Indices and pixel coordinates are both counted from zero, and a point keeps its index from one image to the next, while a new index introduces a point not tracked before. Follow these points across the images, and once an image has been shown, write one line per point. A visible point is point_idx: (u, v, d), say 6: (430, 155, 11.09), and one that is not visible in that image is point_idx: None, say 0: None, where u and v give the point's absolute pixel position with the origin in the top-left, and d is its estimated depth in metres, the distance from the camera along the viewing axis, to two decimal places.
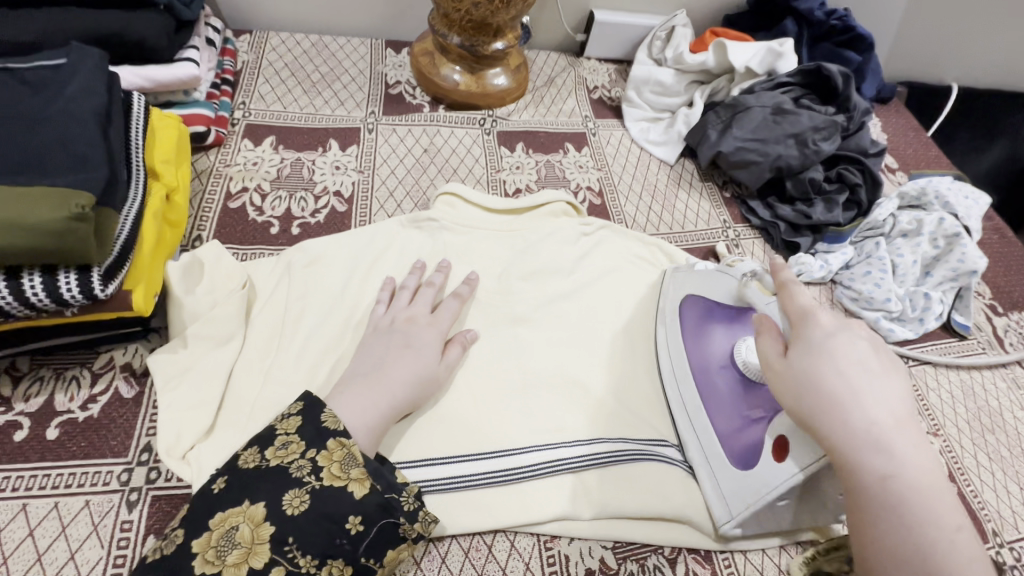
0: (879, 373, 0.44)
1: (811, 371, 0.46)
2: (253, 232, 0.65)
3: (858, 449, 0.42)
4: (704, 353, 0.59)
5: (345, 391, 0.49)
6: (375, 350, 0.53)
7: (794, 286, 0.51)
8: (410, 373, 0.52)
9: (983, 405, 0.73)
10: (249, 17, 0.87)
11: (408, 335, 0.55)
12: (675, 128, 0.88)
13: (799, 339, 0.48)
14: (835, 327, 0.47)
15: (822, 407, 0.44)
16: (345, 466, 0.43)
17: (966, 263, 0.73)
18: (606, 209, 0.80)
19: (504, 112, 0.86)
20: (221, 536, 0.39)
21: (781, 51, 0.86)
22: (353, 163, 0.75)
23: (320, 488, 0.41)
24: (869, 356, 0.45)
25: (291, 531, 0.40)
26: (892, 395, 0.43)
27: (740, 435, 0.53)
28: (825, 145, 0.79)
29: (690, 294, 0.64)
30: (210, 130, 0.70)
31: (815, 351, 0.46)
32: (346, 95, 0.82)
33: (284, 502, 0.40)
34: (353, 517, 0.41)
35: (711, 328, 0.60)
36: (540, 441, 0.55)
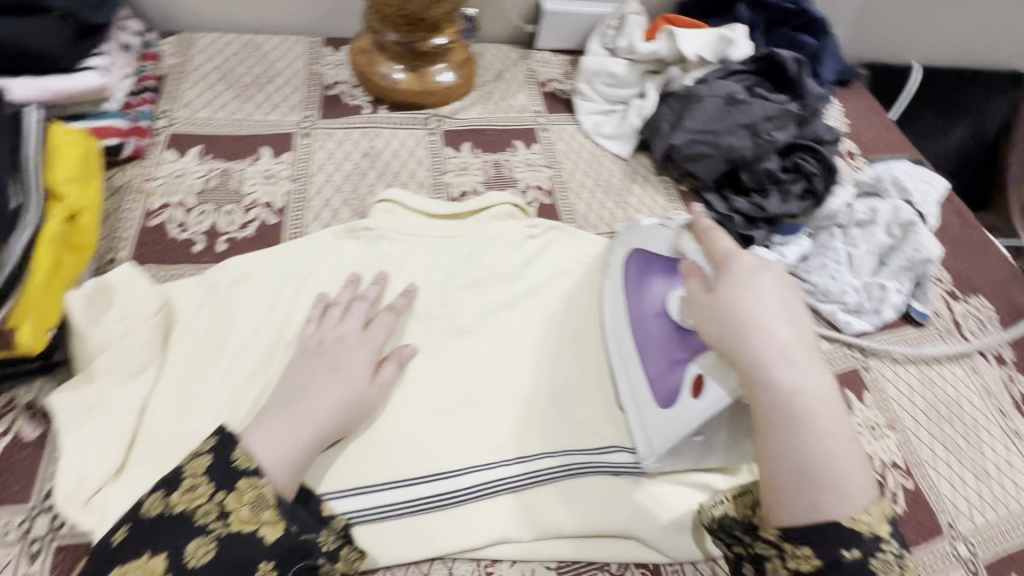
0: (793, 304, 0.43)
1: (730, 301, 0.43)
2: (174, 251, 0.61)
3: (775, 372, 0.40)
4: (640, 299, 0.59)
5: (263, 423, 0.45)
6: (299, 373, 0.50)
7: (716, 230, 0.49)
8: (336, 399, 0.49)
9: (940, 394, 0.72)
10: (175, 18, 0.82)
11: (335, 358, 0.52)
12: (628, 122, 0.85)
13: (724, 274, 0.46)
14: (756, 262, 0.45)
15: (739, 335, 0.42)
16: (256, 509, 0.40)
17: (921, 251, 0.72)
18: (557, 209, 0.77)
19: (449, 110, 0.83)
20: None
21: (732, 37, 0.83)
22: (286, 171, 0.71)
23: (228, 534, 0.39)
24: (785, 289, 0.44)
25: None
26: (799, 318, 0.43)
27: (666, 375, 0.53)
28: (778, 135, 0.77)
29: (635, 247, 0.63)
30: (125, 142, 0.65)
31: (738, 282, 0.44)
32: (280, 99, 0.78)
33: (185, 553, 0.38)
34: (264, 563, 0.39)
35: (649, 275, 0.59)
36: (480, 461, 0.53)
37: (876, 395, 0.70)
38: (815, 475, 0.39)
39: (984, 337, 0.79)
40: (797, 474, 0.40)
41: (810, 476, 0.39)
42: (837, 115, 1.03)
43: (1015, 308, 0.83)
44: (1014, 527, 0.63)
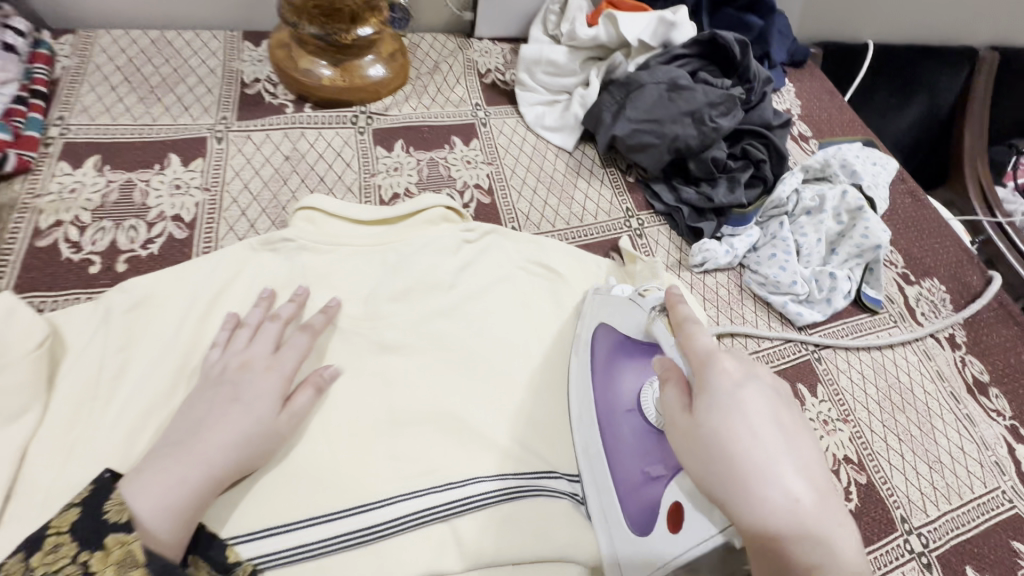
0: (793, 432, 0.36)
1: (718, 431, 0.36)
2: (66, 274, 0.55)
3: (780, 534, 0.33)
4: (609, 391, 0.53)
5: (140, 473, 0.41)
6: (201, 404, 0.46)
7: (696, 327, 0.43)
8: (234, 435, 0.44)
9: (893, 382, 0.70)
10: (72, 15, 0.75)
11: (237, 387, 0.47)
12: (571, 112, 0.81)
13: (703, 390, 0.39)
14: (742, 375, 0.38)
15: (732, 479, 0.35)
16: (122, 570, 0.36)
17: (869, 237, 0.71)
18: (497, 208, 0.73)
19: (380, 106, 0.78)
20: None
21: (674, 20, 0.80)
22: (197, 180, 0.65)
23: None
24: (781, 411, 0.37)
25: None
26: (809, 458, 0.36)
27: (640, 491, 0.47)
28: (723, 121, 0.74)
29: (603, 323, 0.57)
30: (6, 155, 0.59)
31: (724, 408, 0.37)
32: (192, 100, 0.72)
33: None
34: None
35: (623, 363, 0.53)
36: (407, 487, 0.49)
37: (829, 387, 0.68)
38: None
39: (937, 320, 0.78)
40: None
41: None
42: (791, 97, 1.01)
43: (967, 289, 0.82)
44: (966, 514, 0.62)
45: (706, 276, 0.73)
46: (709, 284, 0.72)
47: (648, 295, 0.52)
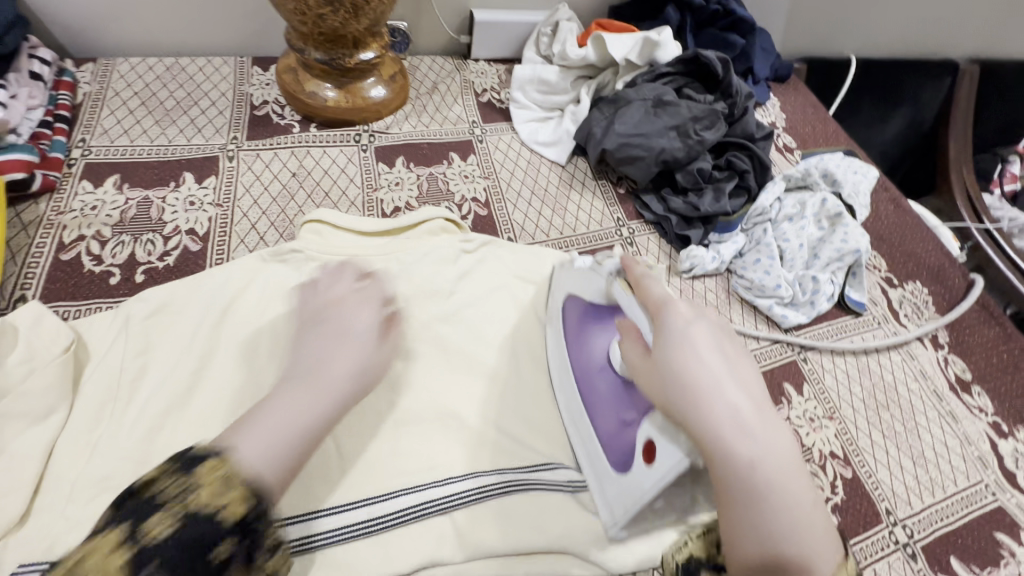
0: (734, 357, 0.42)
1: (673, 362, 0.41)
2: (88, 285, 0.59)
3: (729, 439, 0.37)
4: (583, 351, 0.57)
5: (245, 426, 0.41)
6: (311, 343, 0.48)
7: (649, 278, 0.48)
8: (348, 370, 0.47)
9: (877, 381, 0.73)
10: (93, 45, 0.80)
11: (343, 322, 0.49)
12: (563, 127, 0.86)
13: (660, 331, 0.43)
14: (692, 314, 0.43)
15: (687, 399, 0.39)
16: (219, 490, 0.36)
17: (848, 243, 0.74)
18: (494, 219, 0.76)
19: (381, 125, 0.82)
20: (78, 557, 0.33)
21: (659, 40, 0.83)
22: (209, 197, 0.69)
23: (189, 511, 0.34)
24: (723, 340, 0.42)
25: (157, 551, 0.33)
26: (748, 378, 0.41)
27: (618, 436, 0.50)
28: (707, 134, 0.79)
29: (569, 293, 0.59)
30: (33, 176, 0.63)
31: (677, 340, 0.42)
32: (205, 121, 0.76)
33: (143, 531, 0.34)
34: (220, 547, 0.34)
35: (589, 326, 0.57)
36: (410, 483, 0.52)
37: (815, 387, 0.70)
38: (785, 551, 0.36)
39: (920, 321, 0.81)
40: (761, 547, 0.36)
41: (776, 548, 0.36)
42: (776, 110, 1.05)
43: (949, 292, 0.85)
44: (949, 507, 0.64)
45: (694, 281, 0.76)
46: (698, 288, 0.75)
47: (605, 262, 0.53)
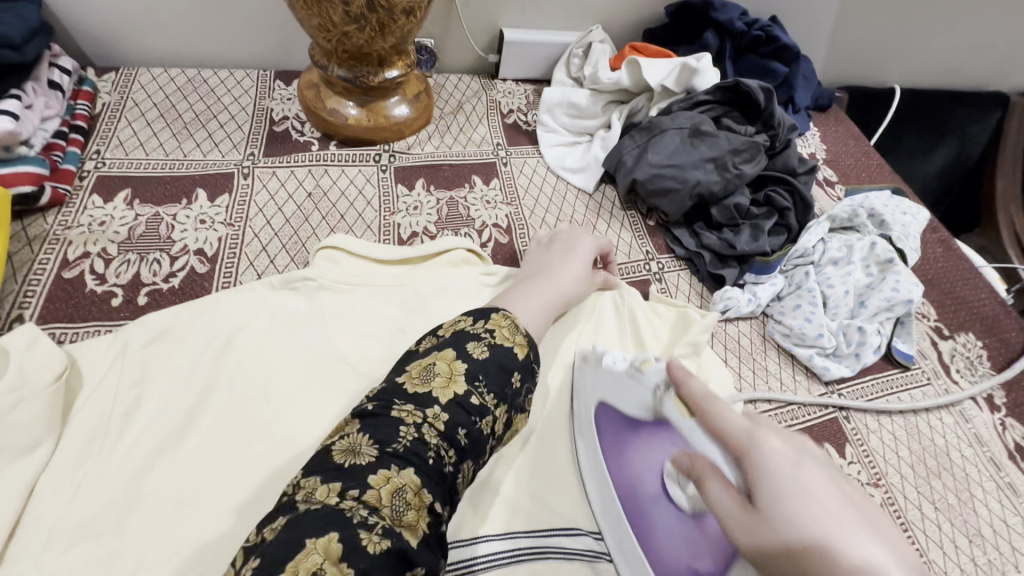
0: (865, 508, 0.31)
1: (798, 525, 0.29)
2: (88, 306, 0.56)
3: None
4: (627, 475, 0.45)
5: (515, 292, 0.55)
6: (543, 257, 0.63)
7: (715, 400, 0.37)
8: (574, 276, 0.61)
9: (927, 445, 0.66)
10: (116, 53, 0.79)
11: (565, 244, 0.64)
12: (591, 153, 0.82)
13: (756, 476, 0.32)
14: (793, 451, 0.33)
15: None
16: (511, 331, 0.45)
17: (899, 292, 0.68)
18: (515, 249, 0.72)
19: (403, 145, 0.79)
20: (421, 369, 0.41)
21: (698, 66, 0.79)
22: (221, 215, 0.66)
23: (495, 344, 0.43)
24: (840, 484, 0.32)
25: (480, 371, 0.41)
26: (897, 537, 0.30)
27: None
28: (746, 168, 0.74)
29: (601, 399, 0.50)
30: (42, 189, 0.61)
31: (788, 489, 0.31)
32: (222, 136, 0.74)
33: (469, 347, 0.42)
34: (516, 373, 0.43)
35: (628, 440, 0.46)
36: None
37: (858, 448, 0.64)
38: None
39: (973, 378, 0.74)
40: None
41: None
42: (815, 141, 1.00)
43: (1008, 347, 0.78)
44: None
45: (728, 324, 0.71)
46: (731, 332, 0.70)
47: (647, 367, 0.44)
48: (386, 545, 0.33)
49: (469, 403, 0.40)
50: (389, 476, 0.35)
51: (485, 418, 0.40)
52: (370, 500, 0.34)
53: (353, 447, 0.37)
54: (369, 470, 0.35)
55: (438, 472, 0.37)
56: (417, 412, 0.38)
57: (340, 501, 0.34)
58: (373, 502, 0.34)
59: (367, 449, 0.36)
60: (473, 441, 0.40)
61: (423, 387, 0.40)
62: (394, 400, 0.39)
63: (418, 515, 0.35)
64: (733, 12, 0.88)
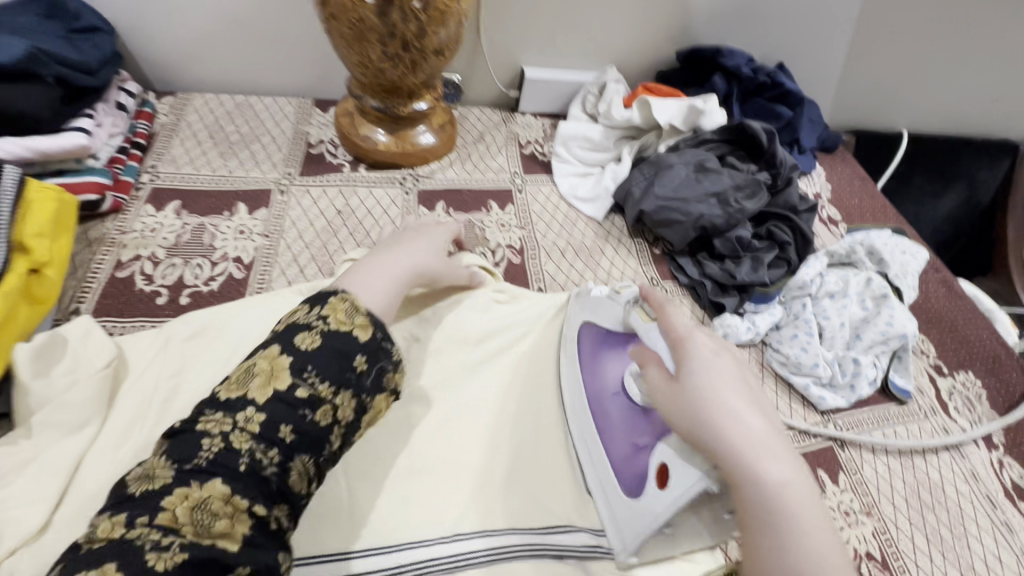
0: (752, 388, 0.43)
1: (703, 389, 0.41)
2: (136, 303, 0.62)
3: (756, 462, 0.38)
4: (597, 378, 0.60)
5: (354, 273, 0.52)
6: (395, 237, 0.62)
7: (672, 307, 0.48)
8: (428, 253, 0.60)
9: (922, 479, 0.68)
10: (173, 79, 0.87)
11: (421, 231, 0.63)
12: (603, 184, 0.87)
13: (685, 357, 0.44)
14: (714, 346, 0.45)
15: (713, 425, 0.40)
16: (347, 316, 0.46)
17: (894, 326, 0.71)
18: (525, 269, 0.77)
19: (427, 170, 0.85)
20: (242, 373, 0.42)
21: (704, 108, 0.84)
22: (258, 227, 0.73)
23: (328, 331, 0.44)
24: (744, 372, 0.44)
25: (308, 361, 0.42)
26: (766, 408, 0.42)
27: (631, 460, 0.53)
28: (748, 203, 0.78)
29: (587, 320, 0.64)
30: (104, 198, 0.67)
31: (703, 365, 0.43)
32: (264, 156, 0.81)
33: (297, 341, 0.43)
34: (359, 357, 0.45)
35: (605, 353, 0.61)
36: (415, 535, 0.50)
37: (851, 476, 0.66)
38: None
39: (971, 417, 0.75)
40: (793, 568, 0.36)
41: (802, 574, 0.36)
42: (821, 181, 1.04)
43: (1008, 389, 0.79)
44: None
45: None
46: None
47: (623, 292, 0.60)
48: (182, 558, 0.34)
49: (293, 398, 0.41)
50: (187, 494, 0.36)
51: (317, 411, 0.42)
52: (165, 522, 0.35)
53: (151, 470, 0.37)
54: (161, 494, 0.36)
55: (260, 476, 0.38)
56: (227, 418, 0.39)
57: (126, 531, 0.34)
58: (167, 524, 0.35)
59: (164, 471, 0.37)
60: (304, 435, 0.41)
61: (239, 392, 0.41)
62: (203, 412, 0.40)
63: (233, 522, 0.37)
64: (740, 58, 0.93)
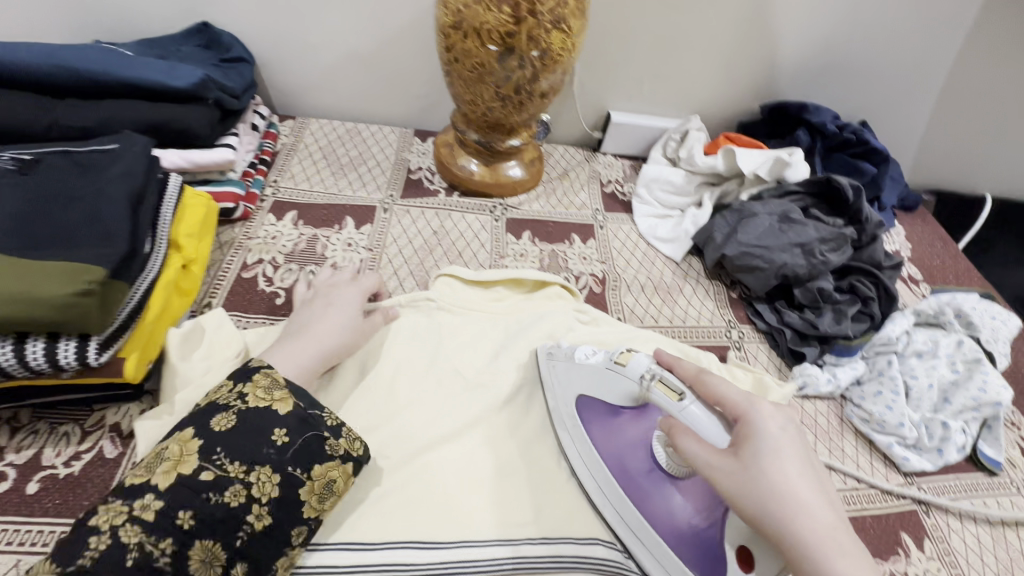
0: (812, 467, 0.46)
1: (767, 471, 0.44)
2: (259, 302, 0.69)
3: (820, 545, 0.41)
4: (616, 451, 0.58)
5: (276, 352, 0.56)
6: (304, 314, 0.62)
7: (722, 381, 0.52)
8: (343, 324, 0.61)
9: (1019, 556, 0.64)
10: (295, 106, 0.98)
11: (330, 296, 0.64)
12: (683, 227, 0.90)
13: (748, 437, 0.46)
14: (776, 421, 0.47)
15: (776, 503, 0.43)
16: (268, 390, 0.47)
17: (987, 393, 0.69)
18: (605, 298, 0.80)
19: (515, 201, 0.91)
20: (156, 455, 0.43)
21: (789, 160, 0.87)
22: (364, 241, 0.79)
23: (244, 409, 0.46)
24: (806, 455, 0.47)
25: (218, 444, 0.43)
26: (825, 490, 0.45)
27: (688, 539, 0.52)
28: (832, 256, 0.79)
29: (581, 393, 0.61)
30: (237, 206, 0.75)
31: (768, 447, 0.45)
32: (369, 178, 0.89)
33: (212, 421, 0.44)
34: (278, 430, 0.45)
35: (617, 424, 0.59)
36: (499, 535, 0.53)
37: (938, 544, 0.63)
38: None
39: None
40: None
41: None
42: (901, 239, 1.03)
43: None
44: None
45: (805, 401, 0.74)
46: (808, 409, 0.73)
47: (628, 361, 0.57)
48: None
49: (199, 481, 0.41)
50: None
51: (227, 491, 0.42)
52: None
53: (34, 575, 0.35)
54: None
55: (151, 569, 0.38)
56: (124, 505, 0.39)
57: None
58: None
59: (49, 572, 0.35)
60: (210, 518, 0.41)
61: (148, 477, 0.41)
62: (109, 499, 0.40)
63: None
64: (826, 115, 0.96)
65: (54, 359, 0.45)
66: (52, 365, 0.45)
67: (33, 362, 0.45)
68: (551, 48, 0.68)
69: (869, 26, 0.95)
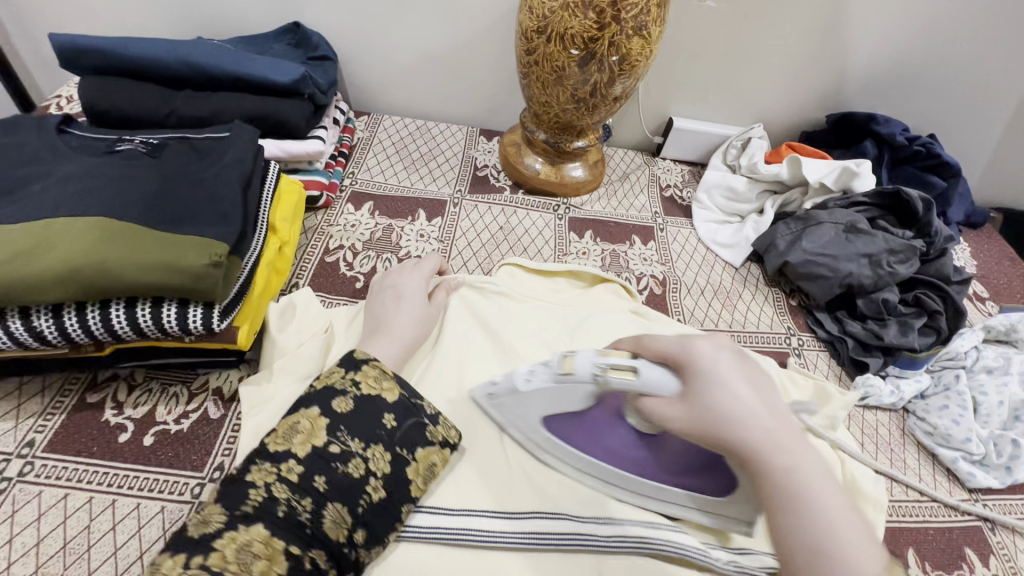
0: (758, 381, 0.43)
1: (708, 403, 0.42)
2: (341, 284, 0.73)
3: (765, 454, 0.41)
4: (608, 454, 0.54)
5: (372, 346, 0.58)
6: (378, 305, 0.63)
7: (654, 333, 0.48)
8: (419, 313, 0.63)
9: None
10: (370, 104, 1.03)
11: (396, 288, 0.65)
12: (743, 233, 0.91)
13: (688, 372, 0.44)
14: (712, 347, 0.45)
15: (720, 427, 0.41)
16: (378, 380, 0.52)
17: None
18: (666, 300, 0.82)
19: (578, 201, 0.93)
20: (287, 427, 0.47)
21: (857, 171, 0.87)
22: (436, 233, 0.83)
23: (359, 396, 0.50)
24: (748, 370, 0.44)
25: (341, 422, 0.48)
26: (769, 400, 0.43)
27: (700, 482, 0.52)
28: (901, 268, 0.78)
29: (543, 415, 0.55)
30: (321, 195, 0.80)
31: (705, 378, 0.43)
32: (439, 174, 0.93)
33: (335, 404, 0.49)
34: (388, 415, 0.50)
35: (590, 427, 0.55)
36: (561, 508, 0.54)
37: (1004, 562, 0.62)
38: (830, 552, 0.37)
39: None
40: (810, 562, 0.38)
41: (825, 553, 0.37)
42: (965, 255, 1.02)
43: None
44: None
45: (865, 410, 0.74)
46: (868, 418, 0.73)
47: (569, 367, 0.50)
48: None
49: (328, 452, 0.46)
50: (234, 537, 0.40)
51: (350, 463, 0.46)
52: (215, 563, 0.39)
53: (206, 516, 0.42)
54: (216, 536, 0.40)
55: (296, 521, 0.43)
56: (274, 469, 0.44)
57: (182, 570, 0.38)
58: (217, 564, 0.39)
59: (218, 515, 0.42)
60: (339, 486, 0.45)
61: (282, 446, 0.46)
62: (256, 459, 0.45)
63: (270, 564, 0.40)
64: (896, 127, 0.95)
65: (184, 322, 0.50)
66: (182, 329, 0.50)
67: (167, 325, 0.50)
68: (630, 53, 0.70)
69: (944, 39, 0.94)
